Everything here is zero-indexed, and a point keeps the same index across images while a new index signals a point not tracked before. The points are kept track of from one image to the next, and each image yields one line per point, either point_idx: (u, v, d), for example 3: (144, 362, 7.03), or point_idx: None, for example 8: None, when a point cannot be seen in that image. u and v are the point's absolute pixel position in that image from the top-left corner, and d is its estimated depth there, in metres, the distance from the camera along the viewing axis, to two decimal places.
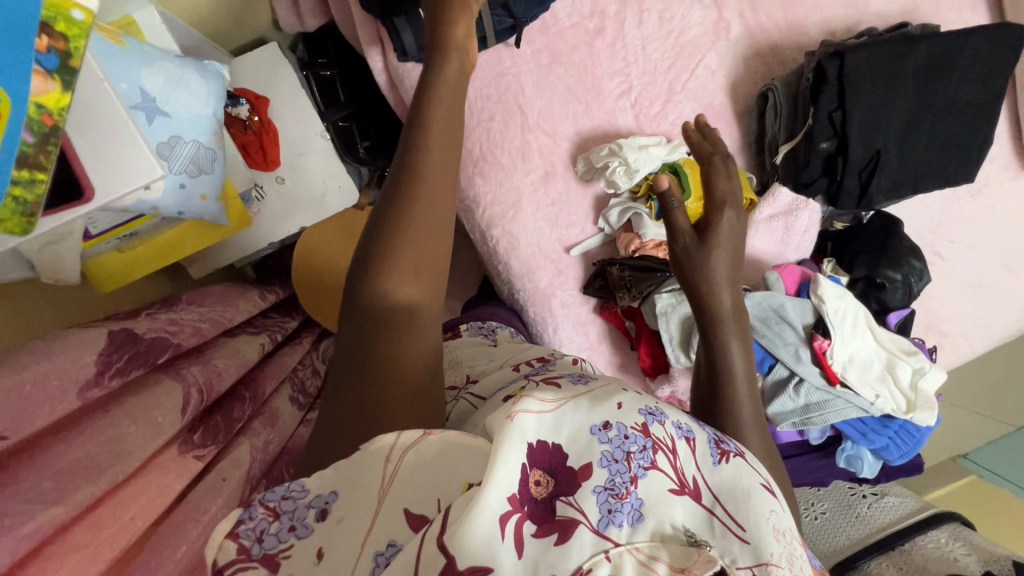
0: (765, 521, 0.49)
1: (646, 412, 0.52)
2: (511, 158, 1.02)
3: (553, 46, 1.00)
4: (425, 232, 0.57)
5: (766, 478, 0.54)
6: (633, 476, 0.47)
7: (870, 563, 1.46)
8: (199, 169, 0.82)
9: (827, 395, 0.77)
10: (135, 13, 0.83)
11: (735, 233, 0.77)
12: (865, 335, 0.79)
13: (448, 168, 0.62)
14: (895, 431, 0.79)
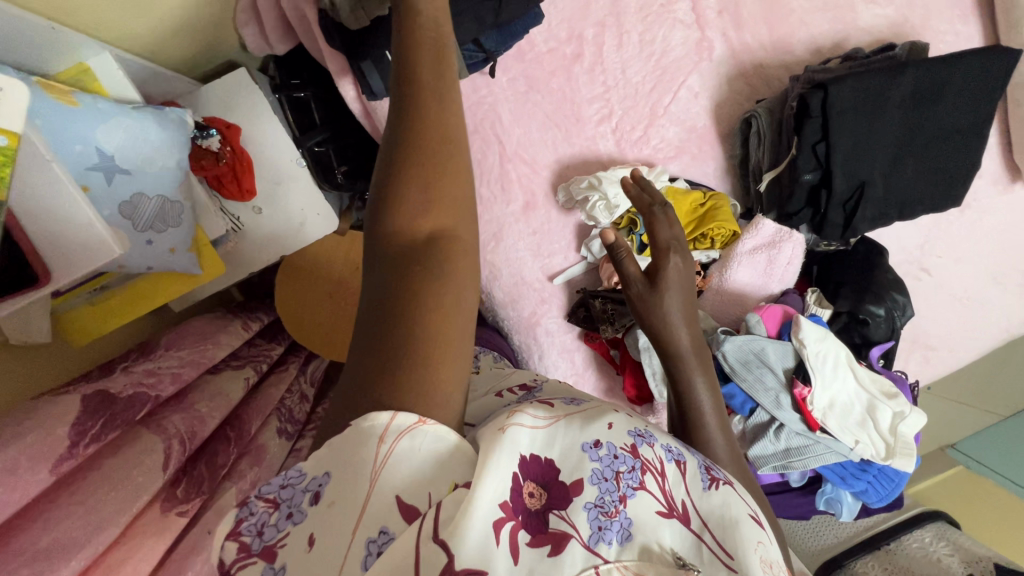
0: (753, 551, 0.47)
1: (636, 433, 0.51)
2: (490, 189, 1.00)
3: (530, 73, 0.97)
4: (430, 162, 0.49)
5: (753, 509, 0.52)
6: (621, 495, 0.46)
7: (856, 563, 1.50)
8: (166, 223, 0.80)
9: (807, 440, 0.78)
10: (90, 60, 0.81)
11: (687, 278, 0.73)
12: (846, 376, 0.79)
13: (441, 83, 0.51)
14: (873, 477, 0.79)
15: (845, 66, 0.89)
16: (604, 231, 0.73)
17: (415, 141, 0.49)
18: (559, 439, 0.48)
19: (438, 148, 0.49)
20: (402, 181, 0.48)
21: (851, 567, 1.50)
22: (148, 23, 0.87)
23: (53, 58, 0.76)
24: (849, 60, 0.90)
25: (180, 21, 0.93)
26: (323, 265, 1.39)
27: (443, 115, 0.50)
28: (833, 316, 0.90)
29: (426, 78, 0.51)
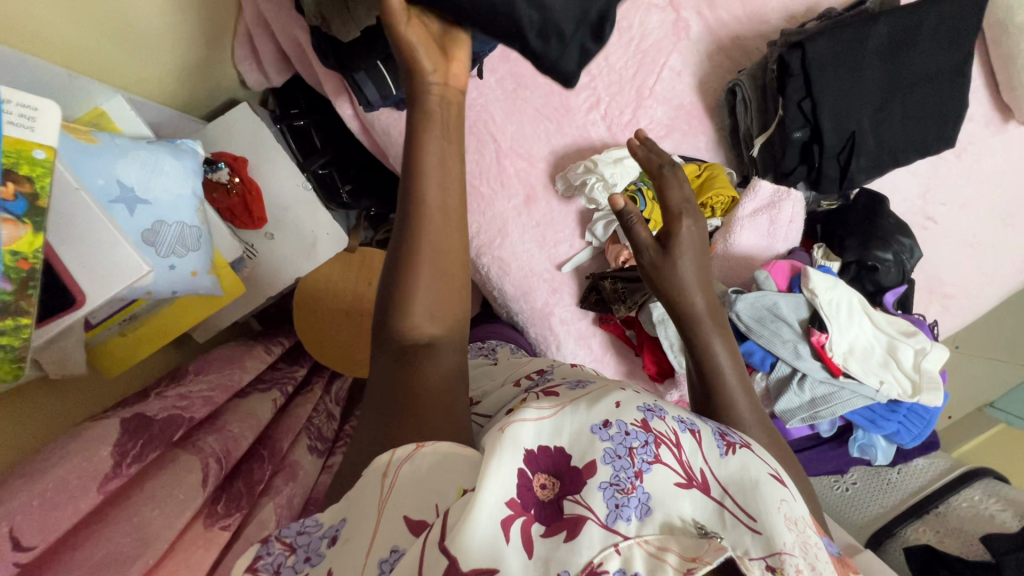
0: (776, 512, 0.46)
1: (645, 408, 0.52)
2: (491, 186, 1.03)
3: (516, 72, 1.01)
4: (437, 270, 0.55)
5: (773, 468, 0.53)
6: (637, 471, 0.46)
7: (908, 530, 1.45)
8: (187, 246, 0.84)
9: (832, 387, 0.78)
10: (104, 104, 0.85)
11: (698, 241, 0.74)
12: (863, 320, 0.79)
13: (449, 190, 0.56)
14: (904, 415, 0.79)
15: (819, 24, 0.91)
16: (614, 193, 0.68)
17: (417, 253, 0.54)
18: (567, 423, 0.49)
19: (440, 261, 0.56)
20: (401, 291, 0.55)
21: (903, 534, 1.46)
22: (151, 63, 0.92)
23: (71, 104, 0.80)
24: (823, 19, 0.93)
25: (182, 60, 0.99)
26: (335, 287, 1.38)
27: (443, 227, 0.55)
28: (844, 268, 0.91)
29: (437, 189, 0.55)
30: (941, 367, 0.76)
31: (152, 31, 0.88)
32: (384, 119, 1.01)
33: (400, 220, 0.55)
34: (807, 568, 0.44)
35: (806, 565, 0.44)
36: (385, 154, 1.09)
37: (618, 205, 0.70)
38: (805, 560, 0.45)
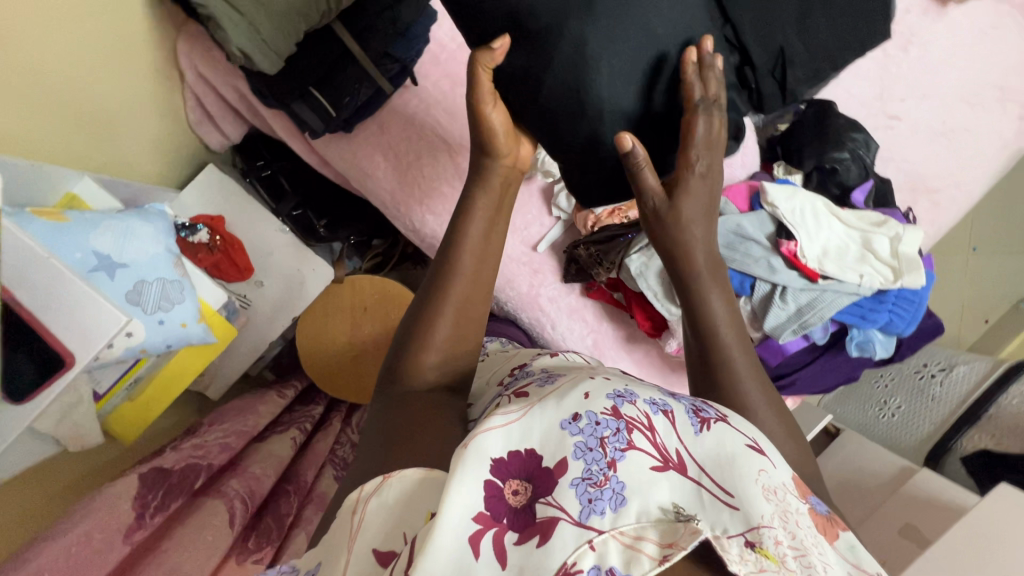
0: (753, 484, 0.47)
1: (614, 394, 0.51)
2: (451, 185, 1.06)
3: (449, 72, 1.04)
4: (457, 326, 0.66)
5: (750, 438, 0.53)
6: (609, 461, 0.46)
7: (962, 440, 1.41)
8: (172, 300, 0.87)
9: (813, 293, 0.78)
10: (75, 187, 0.90)
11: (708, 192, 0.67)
12: (830, 222, 0.79)
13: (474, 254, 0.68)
14: (892, 303, 0.79)
15: None
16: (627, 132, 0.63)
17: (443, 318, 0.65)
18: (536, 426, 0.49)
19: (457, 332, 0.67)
20: (420, 348, 0.64)
21: (958, 446, 1.41)
22: (120, 142, 0.99)
23: (43, 193, 0.85)
24: None
25: (147, 138, 1.06)
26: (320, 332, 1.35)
27: (470, 305, 0.67)
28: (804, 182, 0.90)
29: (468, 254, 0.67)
30: (918, 249, 0.76)
31: (120, 116, 0.95)
32: (336, 145, 1.05)
33: (428, 293, 0.68)
34: (786, 539, 0.45)
35: (785, 536, 0.44)
36: (347, 180, 1.13)
37: (627, 146, 0.63)
38: (785, 529, 0.45)
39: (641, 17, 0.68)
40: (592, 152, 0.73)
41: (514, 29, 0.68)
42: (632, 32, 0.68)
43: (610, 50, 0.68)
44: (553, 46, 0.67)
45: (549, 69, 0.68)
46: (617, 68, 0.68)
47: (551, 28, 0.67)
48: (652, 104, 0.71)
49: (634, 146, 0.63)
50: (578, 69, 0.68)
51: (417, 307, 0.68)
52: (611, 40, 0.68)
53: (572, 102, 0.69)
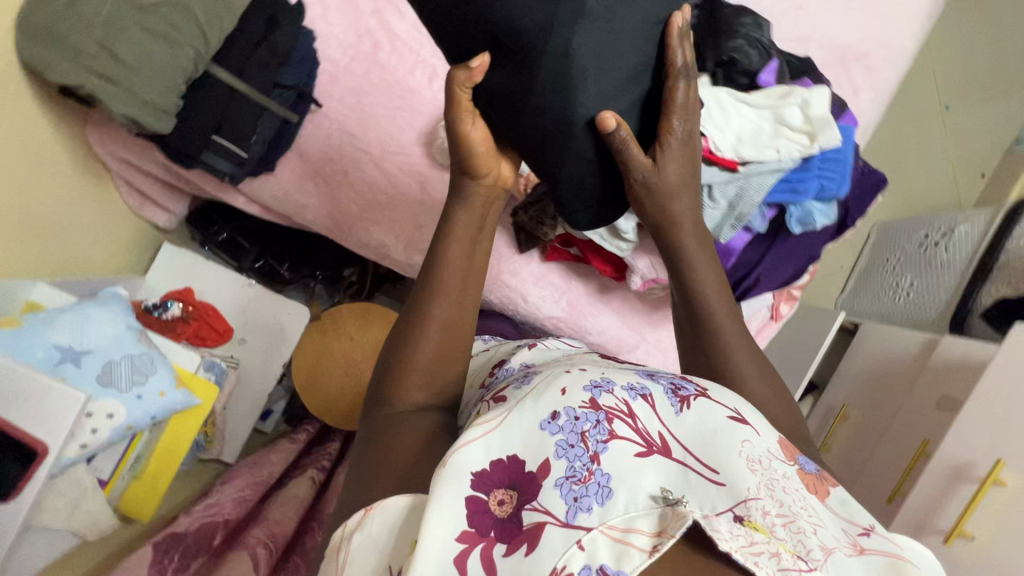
0: (738, 458, 0.47)
1: (591, 385, 0.50)
2: (386, 193, 1.08)
3: (351, 86, 1.05)
4: (444, 343, 0.61)
5: (732, 409, 0.53)
6: (592, 455, 0.45)
7: (979, 299, 1.39)
8: (144, 373, 0.90)
9: (739, 183, 0.78)
10: (31, 295, 0.93)
11: (689, 155, 0.67)
12: (739, 107, 0.77)
13: (458, 265, 0.62)
14: (818, 168, 0.79)
15: None
16: (611, 114, 0.63)
17: (432, 340, 0.60)
18: (514, 430, 0.47)
19: (444, 351, 0.61)
20: (407, 373, 0.59)
21: (976, 306, 1.39)
22: (84, 245, 1.08)
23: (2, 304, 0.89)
24: None
25: (114, 235, 1.16)
26: (312, 396, 1.33)
27: (459, 326, 0.62)
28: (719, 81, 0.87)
29: (452, 267, 0.62)
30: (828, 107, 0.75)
31: (70, 218, 1.03)
32: (267, 186, 1.07)
33: (412, 310, 0.62)
34: (775, 507, 0.45)
35: (774, 505, 0.45)
36: (291, 220, 1.16)
37: (609, 127, 0.63)
38: (772, 496, 0.46)
39: (628, 27, 0.64)
40: (576, 173, 0.71)
41: (492, 47, 0.63)
42: (617, 44, 0.64)
43: (596, 66, 0.64)
44: (538, 64, 0.63)
45: (534, 88, 0.64)
46: (602, 85, 0.65)
47: (534, 43, 0.62)
48: (640, 120, 0.68)
49: (618, 126, 0.63)
50: (561, 91, 0.64)
51: (401, 326, 0.62)
52: (596, 55, 0.64)
53: (557, 127, 0.66)
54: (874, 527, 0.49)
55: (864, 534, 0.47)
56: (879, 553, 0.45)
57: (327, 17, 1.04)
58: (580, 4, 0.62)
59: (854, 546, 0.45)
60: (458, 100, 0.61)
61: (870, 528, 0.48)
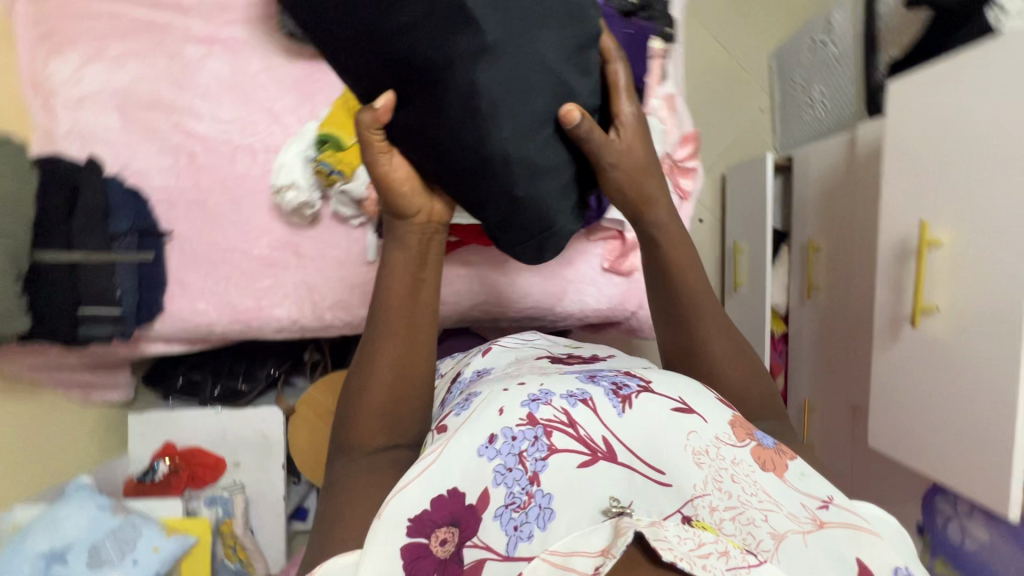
0: (683, 459, 0.60)
1: (529, 402, 0.62)
2: (271, 276, 1.12)
3: (191, 202, 1.09)
4: (398, 386, 0.65)
5: (677, 400, 0.65)
6: (530, 476, 0.57)
7: (880, 71, 1.32)
8: (130, 542, 1.04)
9: None
10: (16, 519, 1.13)
11: (645, 143, 0.72)
12: None
13: (404, 310, 0.65)
14: None
15: None
16: (574, 105, 0.63)
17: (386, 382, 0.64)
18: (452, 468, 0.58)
19: (399, 388, 0.65)
20: (364, 417, 0.64)
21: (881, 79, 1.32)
22: (51, 455, 1.19)
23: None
24: None
25: (78, 437, 1.25)
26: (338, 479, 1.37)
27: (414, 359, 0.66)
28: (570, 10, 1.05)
29: (398, 315, 0.65)
30: None
31: (17, 443, 1.11)
32: (167, 324, 1.10)
33: (361, 351, 0.67)
34: (723, 500, 0.57)
35: (721, 498, 0.57)
36: (209, 340, 1.18)
37: (575, 120, 0.63)
38: (713, 486, 0.58)
39: (539, 54, 0.60)
40: (505, 209, 0.69)
41: (400, 86, 0.60)
42: (530, 72, 0.60)
43: (512, 98, 0.60)
44: (440, 100, 0.60)
45: (444, 127, 0.61)
46: (519, 115, 0.61)
47: (437, 81, 0.59)
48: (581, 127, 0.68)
49: (582, 118, 0.63)
50: (474, 129, 0.61)
51: (359, 370, 0.66)
52: (506, 84, 0.59)
53: (476, 165, 0.63)
54: (831, 497, 0.59)
55: (822, 507, 0.57)
56: (838, 526, 0.54)
57: (136, 153, 1.07)
58: (482, 37, 0.57)
59: (813, 521, 0.55)
60: (371, 141, 0.63)
61: (827, 500, 0.58)
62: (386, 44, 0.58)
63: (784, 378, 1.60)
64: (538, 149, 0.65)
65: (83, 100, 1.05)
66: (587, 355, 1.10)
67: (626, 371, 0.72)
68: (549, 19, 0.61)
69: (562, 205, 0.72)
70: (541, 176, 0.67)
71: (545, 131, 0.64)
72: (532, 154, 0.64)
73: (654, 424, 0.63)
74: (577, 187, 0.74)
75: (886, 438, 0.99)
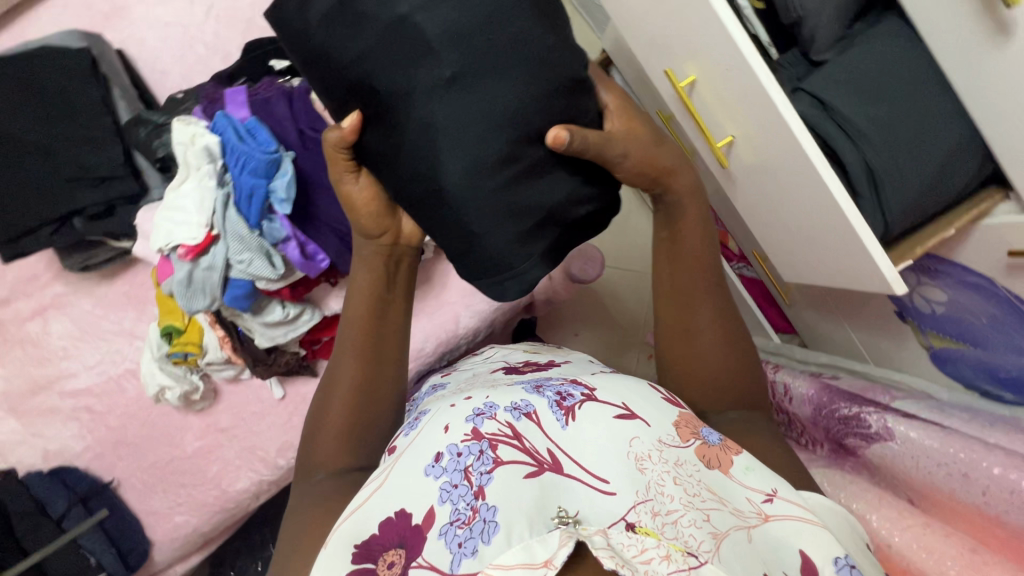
0: (628, 457, 0.60)
1: (474, 418, 0.64)
2: (214, 460, 1.17)
3: (113, 446, 1.15)
4: (375, 399, 0.71)
5: (620, 406, 0.67)
6: (476, 490, 0.56)
7: None
8: None
9: (230, 235, 0.75)
10: None
11: (640, 144, 0.69)
12: (171, 204, 0.76)
13: (382, 326, 0.71)
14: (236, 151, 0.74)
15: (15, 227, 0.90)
16: (562, 129, 0.60)
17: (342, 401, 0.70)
18: (405, 491, 0.58)
19: (367, 401, 0.71)
20: (327, 440, 0.69)
21: None
22: None
23: None
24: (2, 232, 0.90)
25: None
26: None
27: (371, 378, 0.71)
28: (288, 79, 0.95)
29: (375, 333, 0.71)
30: (185, 127, 0.73)
31: None
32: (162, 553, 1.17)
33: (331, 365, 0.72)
34: (673, 501, 0.57)
35: (679, 497, 0.57)
36: (210, 539, 1.24)
37: (563, 143, 0.60)
38: (659, 482, 0.58)
39: (504, 97, 0.59)
40: (454, 242, 0.65)
41: (369, 109, 0.61)
42: (490, 112, 0.59)
43: (460, 129, 0.59)
44: (398, 124, 0.60)
45: (398, 152, 0.61)
46: (472, 147, 0.59)
47: (388, 110, 0.60)
48: (559, 162, 0.64)
49: (563, 143, 0.60)
50: (422, 155, 0.60)
51: (324, 389, 0.73)
52: (456, 118, 0.59)
53: (426, 194, 0.62)
54: (776, 490, 0.60)
55: (767, 501, 0.59)
56: (781, 521, 0.57)
57: (45, 435, 1.14)
58: (443, 71, 0.58)
59: (758, 515, 0.58)
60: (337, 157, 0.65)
61: (772, 493, 0.59)
62: (358, 70, 0.58)
63: (733, 241, 1.52)
64: (489, 187, 0.61)
65: None
66: (543, 360, 0.99)
67: (573, 380, 0.74)
68: (546, 51, 0.60)
69: (518, 259, 0.65)
70: (485, 219, 0.62)
71: (495, 162, 0.60)
72: (478, 194, 0.61)
73: (595, 434, 0.63)
74: (540, 237, 0.66)
75: (793, 270, 0.93)
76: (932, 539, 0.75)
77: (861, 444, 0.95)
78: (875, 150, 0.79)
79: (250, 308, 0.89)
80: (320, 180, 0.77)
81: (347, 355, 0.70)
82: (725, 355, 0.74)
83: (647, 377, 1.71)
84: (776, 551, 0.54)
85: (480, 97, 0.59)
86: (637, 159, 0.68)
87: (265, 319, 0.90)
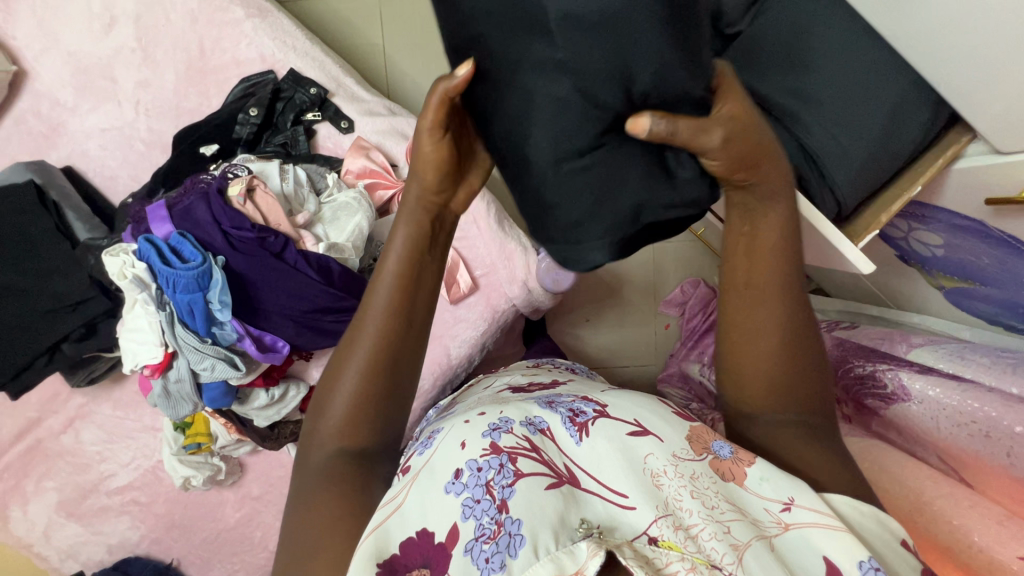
0: (645, 470, 0.56)
1: (490, 432, 0.59)
2: (256, 525, 1.23)
3: (166, 529, 1.24)
4: (398, 381, 0.60)
5: (633, 422, 0.62)
6: (500, 502, 0.52)
7: None
8: None
9: (186, 348, 0.79)
10: None
11: (751, 132, 0.50)
12: (124, 333, 0.80)
13: (416, 305, 0.59)
14: (166, 279, 0.76)
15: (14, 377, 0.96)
16: (645, 121, 0.45)
17: (365, 377, 0.58)
18: (426, 503, 0.54)
19: (388, 384, 0.59)
20: (342, 406, 0.59)
21: None
22: None
23: None
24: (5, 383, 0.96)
25: None
26: None
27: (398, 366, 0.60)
28: (220, 163, 1.03)
29: (408, 311, 0.59)
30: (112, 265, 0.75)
31: None
32: None
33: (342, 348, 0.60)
34: (700, 508, 0.52)
35: (700, 506, 0.53)
36: None
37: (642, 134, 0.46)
38: (682, 492, 0.54)
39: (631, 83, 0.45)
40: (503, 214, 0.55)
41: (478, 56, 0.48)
42: (604, 97, 0.46)
43: (573, 104, 0.46)
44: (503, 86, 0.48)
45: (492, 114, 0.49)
46: (567, 124, 0.47)
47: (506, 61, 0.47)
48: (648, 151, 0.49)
49: (648, 134, 0.46)
50: (517, 118, 0.48)
51: (332, 370, 0.60)
52: (564, 94, 0.46)
53: (509, 158, 0.51)
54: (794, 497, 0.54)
55: (785, 510, 0.53)
56: (802, 534, 0.52)
57: (105, 531, 1.23)
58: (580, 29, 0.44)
59: (778, 525, 0.53)
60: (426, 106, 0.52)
61: (790, 501, 0.53)
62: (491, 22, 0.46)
63: None
64: (560, 171, 0.48)
65: (46, 534, 1.23)
66: (546, 379, 0.90)
67: (585, 397, 0.69)
68: (707, 17, 0.50)
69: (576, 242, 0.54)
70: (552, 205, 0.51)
71: (600, 133, 0.48)
72: (550, 173, 0.49)
73: (611, 450, 0.58)
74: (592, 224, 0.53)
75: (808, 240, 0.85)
76: (958, 510, 0.70)
77: (880, 404, 0.89)
78: (808, 127, 0.82)
79: (236, 398, 0.90)
80: (257, 278, 0.82)
81: (371, 337, 0.58)
82: (802, 362, 0.59)
83: (666, 349, 1.67)
84: (796, 565, 0.50)
85: (600, 77, 0.45)
86: (747, 142, 0.50)
87: (256, 407, 0.92)
